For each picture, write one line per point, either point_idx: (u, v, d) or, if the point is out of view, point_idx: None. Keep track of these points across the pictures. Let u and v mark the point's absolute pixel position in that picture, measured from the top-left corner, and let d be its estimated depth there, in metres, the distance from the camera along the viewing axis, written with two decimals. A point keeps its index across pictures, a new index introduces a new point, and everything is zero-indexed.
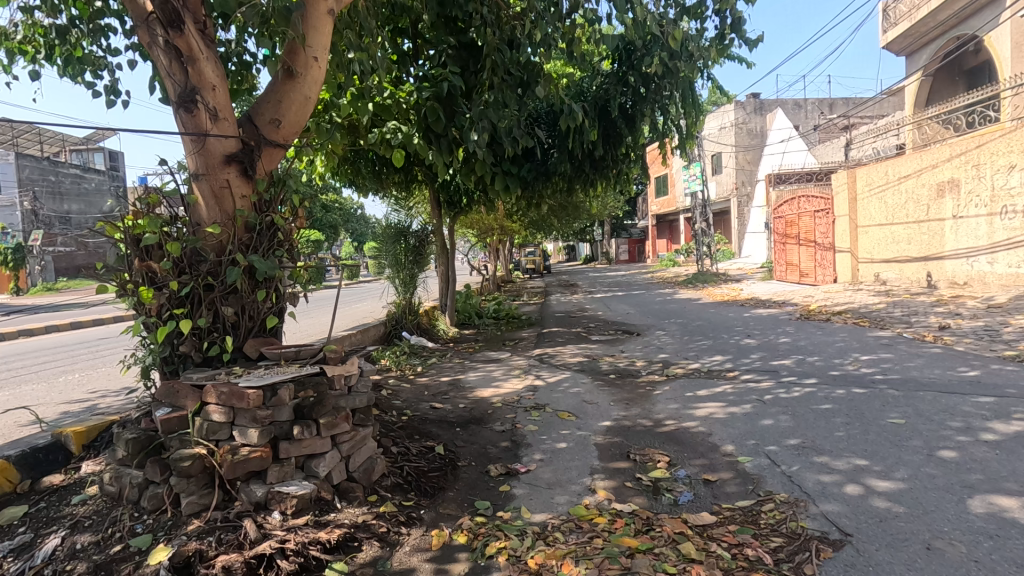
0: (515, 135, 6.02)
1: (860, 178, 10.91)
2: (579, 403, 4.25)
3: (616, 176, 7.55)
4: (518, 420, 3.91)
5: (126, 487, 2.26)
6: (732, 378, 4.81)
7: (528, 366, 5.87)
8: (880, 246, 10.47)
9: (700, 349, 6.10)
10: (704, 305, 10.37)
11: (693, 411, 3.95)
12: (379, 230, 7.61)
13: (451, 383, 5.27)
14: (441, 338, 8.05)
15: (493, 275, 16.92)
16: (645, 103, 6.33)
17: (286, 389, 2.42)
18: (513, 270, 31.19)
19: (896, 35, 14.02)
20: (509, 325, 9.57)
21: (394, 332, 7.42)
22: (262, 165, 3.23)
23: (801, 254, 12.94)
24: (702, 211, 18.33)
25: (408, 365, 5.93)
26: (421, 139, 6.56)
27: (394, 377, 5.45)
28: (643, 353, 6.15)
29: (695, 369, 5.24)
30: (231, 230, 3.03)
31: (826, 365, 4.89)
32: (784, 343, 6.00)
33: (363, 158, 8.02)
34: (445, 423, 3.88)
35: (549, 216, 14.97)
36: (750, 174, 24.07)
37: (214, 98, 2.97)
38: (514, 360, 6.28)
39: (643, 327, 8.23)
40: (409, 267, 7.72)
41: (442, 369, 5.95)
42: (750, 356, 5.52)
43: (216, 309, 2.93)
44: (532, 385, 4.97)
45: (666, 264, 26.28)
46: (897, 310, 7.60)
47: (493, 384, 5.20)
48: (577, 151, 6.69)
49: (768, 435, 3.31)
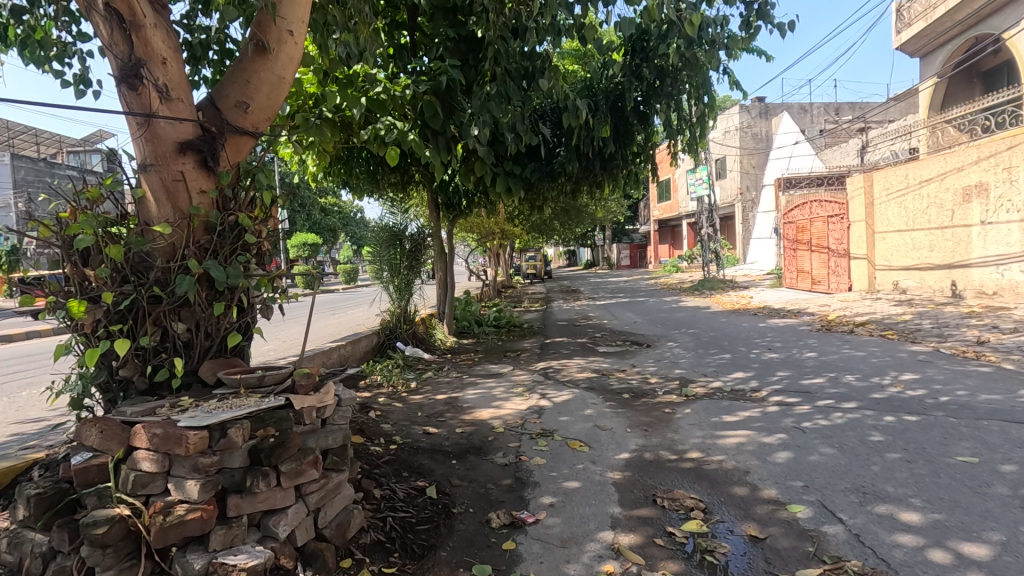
0: (520, 132, 5.56)
1: (878, 182, 10.47)
2: (591, 430, 3.76)
3: (626, 176, 7.09)
4: (523, 450, 3.42)
5: (26, 558, 1.82)
6: (760, 399, 4.33)
7: (532, 382, 5.38)
8: (899, 253, 10.01)
9: (719, 365, 5.61)
10: (715, 314, 9.90)
11: (722, 440, 3.46)
12: (373, 234, 7.13)
13: (447, 402, 4.78)
14: (438, 348, 7.57)
15: (493, 280, 16.46)
16: (659, 97, 5.90)
17: (238, 430, 1.95)
18: (513, 276, 30.73)
19: (911, 36, 13.62)
20: (511, 334, 9.09)
21: (388, 343, 6.94)
22: (227, 156, 2.76)
23: (813, 260, 12.46)
24: (708, 217, 17.89)
25: (401, 381, 5.44)
26: (417, 137, 6.11)
27: (384, 395, 4.97)
28: (657, 368, 5.67)
29: (716, 388, 4.76)
30: (186, 231, 2.55)
31: (864, 386, 4.41)
32: (811, 359, 5.53)
33: (357, 157, 7.57)
34: (438, 453, 3.40)
35: (551, 220, 14.51)
36: (755, 179, 23.72)
37: (164, 74, 2.51)
38: (516, 375, 5.80)
39: (653, 337, 7.76)
40: (405, 273, 7.23)
41: (438, 385, 5.47)
42: (775, 374, 5.04)
43: (165, 326, 2.44)
44: (537, 405, 4.49)
45: (670, 270, 25.83)
46: (925, 323, 7.13)
47: (494, 403, 4.71)
48: (586, 151, 6.22)
49: (817, 474, 2.83)
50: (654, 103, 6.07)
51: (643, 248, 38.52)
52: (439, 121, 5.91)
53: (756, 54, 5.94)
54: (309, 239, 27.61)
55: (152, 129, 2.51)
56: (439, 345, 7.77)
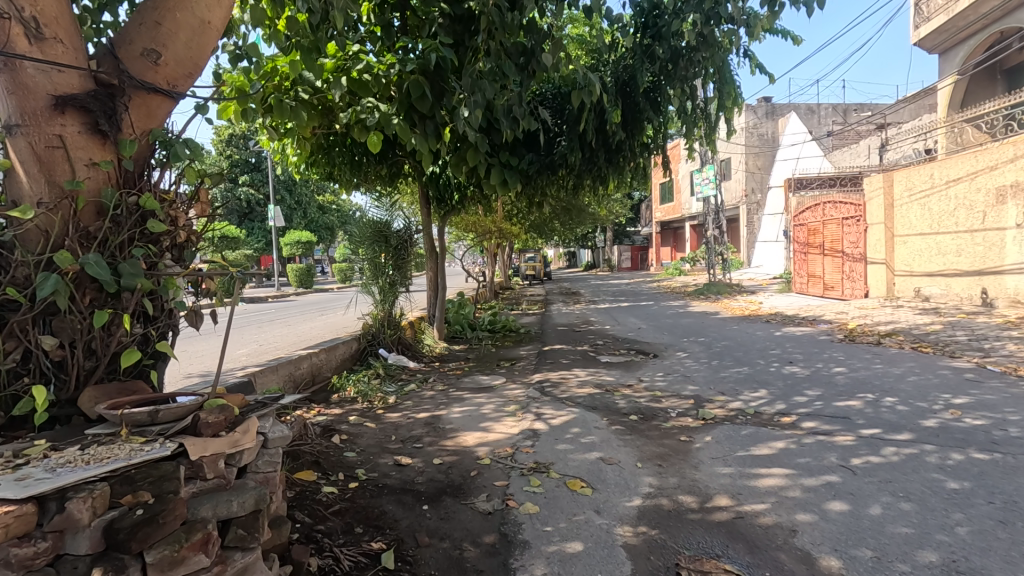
0: (518, 116, 4.96)
1: (899, 182, 9.86)
2: (594, 466, 3.12)
3: (633, 169, 6.48)
4: (512, 492, 2.80)
5: None
6: (790, 426, 3.70)
7: (527, 398, 4.74)
8: (921, 258, 9.40)
9: (736, 380, 4.98)
10: (725, 321, 9.29)
11: (755, 482, 2.84)
12: (357, 228, 6.48)
13: (428, 422, 4.15)
14: (426, 355, 6.96)
15: (490, 282, 15.83)
16: (672, 82, 5.34)
17: (81, 501, 1.35)
18: (512, 278, 30.12)
19: (930, 31, 13.04)
20: (506, 340, 8.47)
21: (369, 350, 6.32)
22: (130, 120, 2.15)
23: (826, 265, 11.83)
24: (714, 218, 17.24)
25: (379, 395, 4.82)
26: (402, 121, 5.48)
27: (357, 413, 4.35)
28: (668, 384, 5.04)
29: (738, 410, 4.12)
30: (66, 212, 1.93)
31: (913, 411, 3.78)
32: (841, 375, 4.90)
33: (339, 147, 6.97)
34: (406, 494, 2.77)
35: (551, 219, 13.88)
36: (761, 181, 23.13)
37: (32, 4, 1.90)
38: (510, 388, 5.18)
39: (659, 346, 7.14)
40: (389, 273, 6.60)
41: (421, 400, 4.84)
42: (804, 392, 4.41)
43: (28, 342, 1.81)
44: (531, 429, 3.86)
45: (673, 273, 25.24)
46: (960, 334, 6.50)
47: (482, 424, 4.08)
48: (590, 138, 5.62)
49: (887, 538, 2.20)
50: (667, 88, 5.50)
51: (644, 250, 37.99)
52: (427, 103, 5.30)
53: (781, 35, 5.36)
54: (304, 237, 27.04)
55: (18, 76, 1.90)
56: (427, 351, 7.14)
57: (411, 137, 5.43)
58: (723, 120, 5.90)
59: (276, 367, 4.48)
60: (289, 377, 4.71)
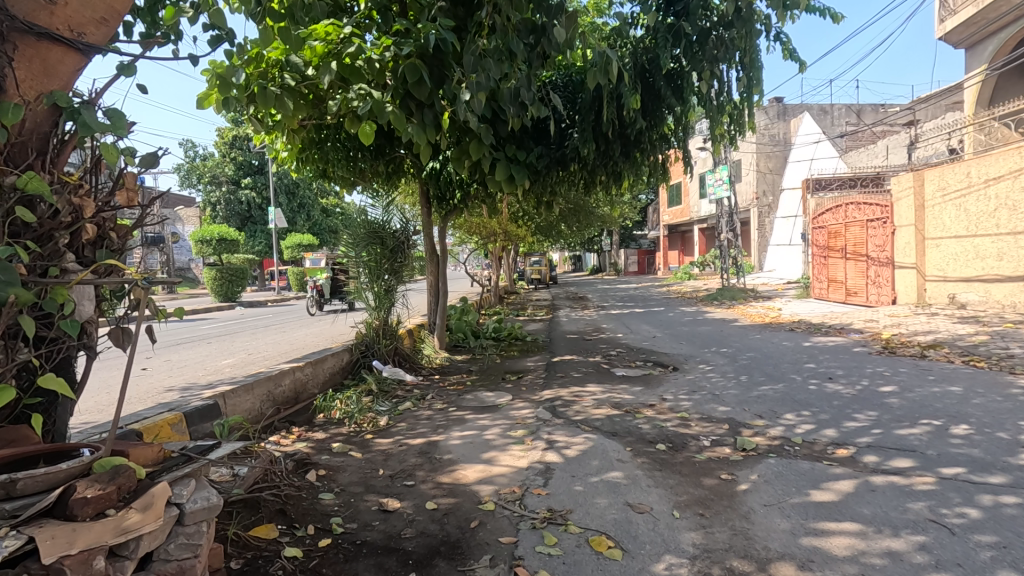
0: (528, 101, 4.43)
1: (930, 181, 9.26)
2: (621, 516, 2.56)
3: (652, 163, 5.91)
4: (521, 553, 2.25)
5: None
6: (850, 460, 3.12)
7: (535, 421, 4.16)
8: (956, 262, 8.82)
9: (774, 400, 4.39)
10: (745, 329, 8.70)
11: (826, 542, 2.27)
12: (351, 228, 5.95)
13: (422, 451, 3.60)
14: (424, 366, 6.43)
15: (496, 286, 15.32)
16: (698, 65, 4.79)
17: None
18: (517, 282, 29.63)
19: (956, 24, 12.43)
20: (512, 349, 7.92)
21: (363, 361, 5.78)
22: (18, 74, 1.62)
23: (849, 269, 11.23)
24: (728, 220, 16.62)
25: (368, 417, 4.28)
26: (397, 109, 4.93)
27: (341, 439, 3.80)
28: (696, 404, 4.47)
29: (782, 439, 3.54)
30: None
31: (995, 443, 3.20)
32: (894, 395, 4.32)
33: (332, 140, 6.46)
34: (389, 557, 2.22)
35: (559, 221, 13.36)
36: (773, 182, 22.52)
37: None
38: (517, 407, 4.63)
39: (679, 358, 6.58)
40: (386, 277, 6.08)
41: (416, 421, 4.29)
42: (856, 416, 3.82)
43: None
44: (543, 461, 3.30)
45: (681, 277, 24.65)
46: (1014, 347, 5.88)
47: (485, 454, 3.52)
48: (607, 129, 5.07)
49: None
50: (691, 72, 4.96)
51: (652, 253, 37.42)
52: (426, 89, 4.77)
53: (819, 13, 4.79)
54: (306, 240, 26.59)
55: None
56: (427, 363, 6.59)
57: (408, 128, 4.90)
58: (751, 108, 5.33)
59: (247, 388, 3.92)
60: (268, 395, 4.17)
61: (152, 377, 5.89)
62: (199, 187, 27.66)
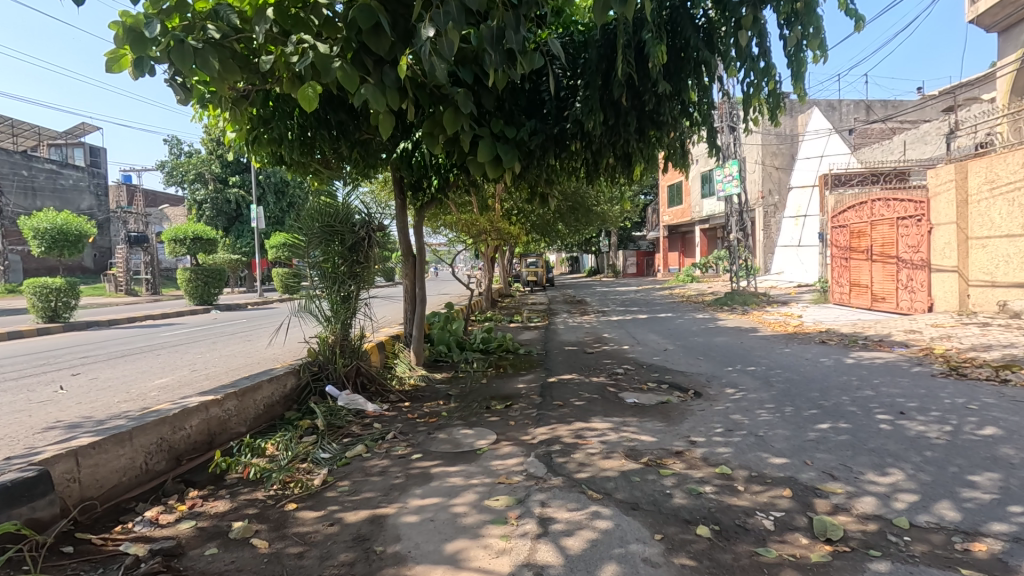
0: (515, 50, 3.35)
1: (976, 173, 8.22)
2: None
3: (672, 142, 4.83)
4: None
5: None
6: (1002, 570, 2.04)
7: (524, 481, 3.05)
8: (1008, 265, 7.79)
9: (845, 450, 3.28)
10: (768, 341, 7.62)
11: None
12: (301, 222, 4.84)
13: (356, 538, 2.47)
14: (394, 389, 5.32)
15: (489, 289, 14.23)
16: (736, 11, 3.74)
17: None
18: (513, 284, 28.55)
19: (990, 5, 11.39)
20: (501, 364, 6.83)
21: (313, 387, 4.69)
22: None
23: (876, 272, 10.20)
24: (738, 218, 15.53)
25: (298, 475, 3.16)
26: (349, 64, 3.81)
27: (248, 517, 2.68)
28: (740, 453, 3.37)
29: (880, 521, 2.44)
30: None
31: None
32: (1008, 445, 3.22)
33: (281, 114, 5.33)
34: None
35: (556, 219, 12.31)
36: (779, 181, 21.47)
37: None
38: (500, 454, 3.52)
39: (700, 379, 5.50)
40: (344, 283, 4.94)
41: (363, 480, 3.17)
42: (973, 482, 2.73)
43: None
44: (533, 564, 2.19)
45: (684, 279, 23.60)
46: None
47: (448, 543, 2.41)
48: (617, 93, 4.02)
49: None
50: (726, 21, 3.92)
51: (650, 255, 36.43)
52: (385, 38, 3.66)
53: None
54: None
55: None
56: (395, 385, 5.48)
57: (361, 89, 3.78)
58: (797, 72, 4.28)
59: (111, 447, 2.74)
60: (159, 442, 3.06)
61: (53, 409, 4.79)
62: (183, 185, 26.52)
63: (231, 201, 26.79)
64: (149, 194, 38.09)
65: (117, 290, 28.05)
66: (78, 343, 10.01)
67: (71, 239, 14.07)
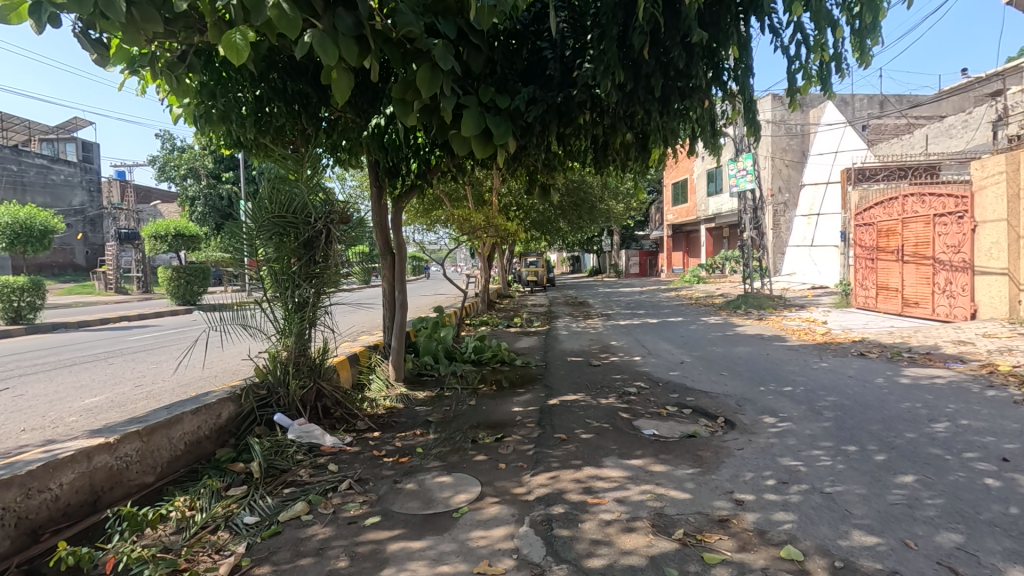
0: None
1: None
2: None
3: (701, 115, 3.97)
4: None
5: None
6: None
7: (514, 571, 2.16)
8: None
9: (956, 524, 2.39)
10: (797, 352, 6.72)
11: None
12: (247, 211, 3.94)
13: None
14: (362, 413, 4.42)
15: (485, 290, 13.36)
16: None
17: None
18: (513, 284, 27.68)
19: None
20: (493, 380, 5.93)
21: (258, 415, 3.79)
22: None
23: (908, 274, 9.31)
24: (752, 216, 14.61)
25: (197, 563, 2.26)
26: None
27: None
28: (811, 524, 2.46)
29: None
30: None
31: None
32: None
33: (229, 82, 4.42)
34: None
35: (557, 215, 11.41)
36: (790, 178, 20.59)
37: None
38: (481, 520, 2.61)
39: (728, 403, 4.60)
40: (300, 287, 4.05)
41: (290, 565, 2.27)
42: None
43: None
44: None
45: (691, 280, 22.70)
46: None
47: None
48: (641, 43, 3.12)
49: None
50: None
51: (654, 254, 35.57)
52: None
53: None
54: None
55: None
56: (366, 409, 4.58)
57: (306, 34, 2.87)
58: (866, 24, 3.38)
59: None
60: (2, 514, 2.18)
61: None
62: (172, 180, 25.66)
63: (219, 197, 25.91)
64: (142, 189, 37.40)
65: (106, 289, 27.15)
66: (32, 348, 9.07)
67: (34, 234, 13.26)
